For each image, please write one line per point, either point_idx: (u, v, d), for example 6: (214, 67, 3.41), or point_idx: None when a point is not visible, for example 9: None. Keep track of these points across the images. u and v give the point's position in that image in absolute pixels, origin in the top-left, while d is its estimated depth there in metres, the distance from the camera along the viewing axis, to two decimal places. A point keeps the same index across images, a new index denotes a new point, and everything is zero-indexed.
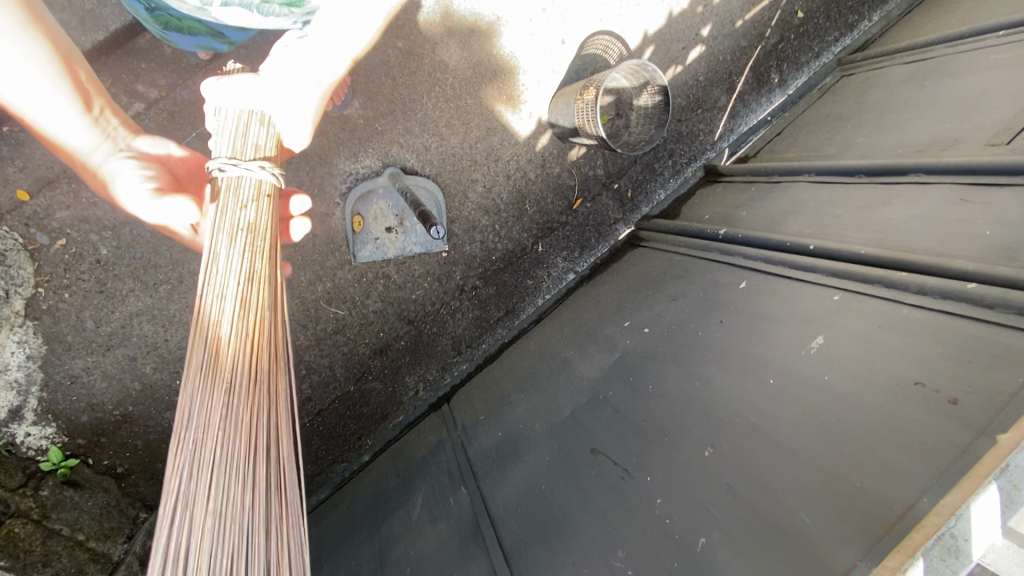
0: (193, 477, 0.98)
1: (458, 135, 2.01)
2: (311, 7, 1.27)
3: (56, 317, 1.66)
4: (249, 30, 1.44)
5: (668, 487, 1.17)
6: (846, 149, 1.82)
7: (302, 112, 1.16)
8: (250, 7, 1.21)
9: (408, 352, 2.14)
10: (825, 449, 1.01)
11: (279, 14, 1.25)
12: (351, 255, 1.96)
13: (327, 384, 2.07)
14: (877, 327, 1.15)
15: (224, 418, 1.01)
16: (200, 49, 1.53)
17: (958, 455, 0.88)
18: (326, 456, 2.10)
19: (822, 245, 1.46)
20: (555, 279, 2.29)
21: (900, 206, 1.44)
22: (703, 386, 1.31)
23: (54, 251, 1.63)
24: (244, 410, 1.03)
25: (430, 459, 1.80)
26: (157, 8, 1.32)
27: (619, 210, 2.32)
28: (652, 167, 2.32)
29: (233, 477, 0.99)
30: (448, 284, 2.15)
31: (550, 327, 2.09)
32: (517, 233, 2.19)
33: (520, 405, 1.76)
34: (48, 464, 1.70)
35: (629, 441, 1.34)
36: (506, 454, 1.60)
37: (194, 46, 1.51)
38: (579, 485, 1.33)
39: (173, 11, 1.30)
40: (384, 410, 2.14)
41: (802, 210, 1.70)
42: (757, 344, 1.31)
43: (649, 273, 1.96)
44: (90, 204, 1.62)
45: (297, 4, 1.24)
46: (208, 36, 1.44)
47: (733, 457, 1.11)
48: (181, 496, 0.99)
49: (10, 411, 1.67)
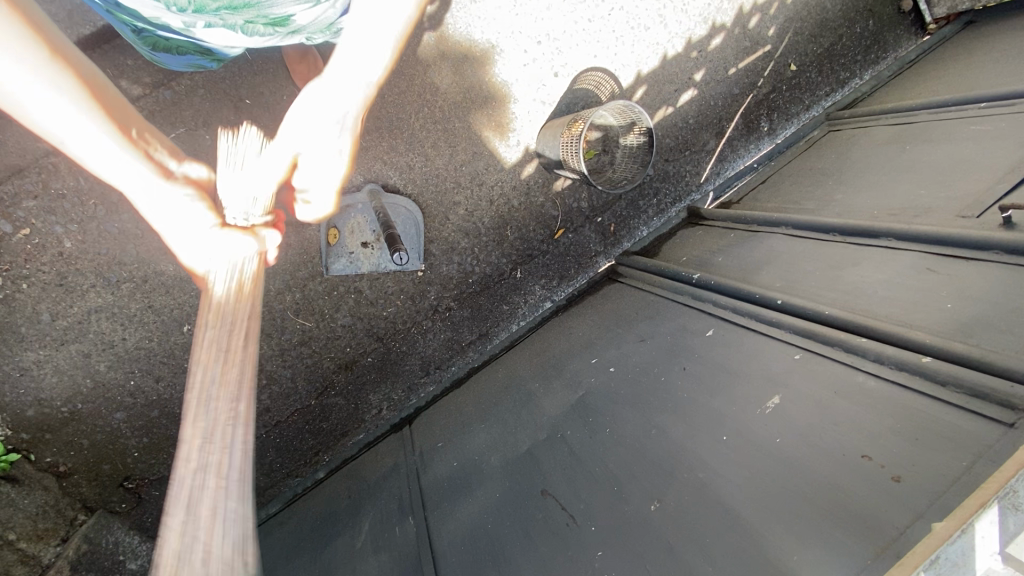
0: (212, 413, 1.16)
1: (442, 157, 1.99)
2: (296, 27, 1.24)
3: (12, 307, 1.62)
4: (234, 51, 1.39)
5: (608, 538, 1.15)
6: (824, 206, 1.84)
7: (325, 181, 1.32)
8: (233, 28, 1.22)
9: (374, 369, 2.13)
10: (767, 516, 0.99)
11: (263, 33, 1.25)
12: (324, 267, 1.93)
13: (288, 397, 2.03)
14: (833, 391, 1.14)
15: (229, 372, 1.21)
16: (187, 66, 1.50)
17: (894, 538, 0.86)
18: (280, 469, 2.07)
19: (789, 300, 1.46)
20: (531, 307, 2.30)
21: (868, 269, 1.44)
22: (657, 435, 1.30)
23: (17, 240, 1.58)
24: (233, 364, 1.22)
25: (383, 483, 1.77)
26: (143, 30, 1.29)
27: (600, 243, 2.33)
28: (636, 204, 2.34)
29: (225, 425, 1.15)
30: (421, 303, 2.14)
31: (520, 356, 2.07)
32: (495, 257, 2.19)
33: (480, 435, 1.73)
34: None
35: (578, 485, 1.31)
36: (458, 486, 1.56)
37: (185, 66, 1.50)
38: (524, 527, 1.30)
39: (159, 32, 1.28)
40: (344, 427, 2.12)
41: (775, 262, 1.71)
42: (714, 396, 1.30)
43: (623, 309, 1.95)
44: (59, 196, 1.59)
45: (282, 24, 1.24)
46: (197, 54, 1.42)
47: (677, 515, 1.10)
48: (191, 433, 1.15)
49: None
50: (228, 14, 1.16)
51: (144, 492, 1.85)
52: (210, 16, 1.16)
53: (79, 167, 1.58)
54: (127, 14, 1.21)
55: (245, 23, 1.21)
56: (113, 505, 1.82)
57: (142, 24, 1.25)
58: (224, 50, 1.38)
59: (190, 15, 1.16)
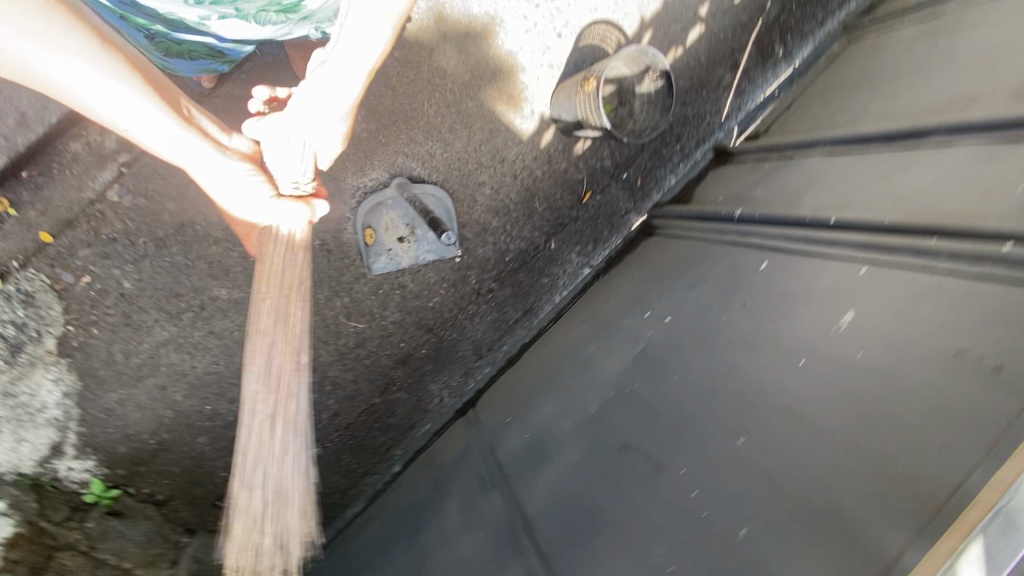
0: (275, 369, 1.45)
1: (461, 140, 1.98)
2: (307, 11, 1.28)
3: (87, 353, 1.67)
4: (247, 48, 1.47)
5: (701, 477, 1.14)
6: (860, 117, 1.76)
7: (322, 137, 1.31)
8: (247, 18, 1.24)
9: (430, 360, 2.18)
10: (865, 428, 0.98)
11: (276, 21, 1.27)
12: (366, 268, 1.95)
13: (353, 397, 2.08)
14: (909, 297, 1.11)
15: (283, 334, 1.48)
16: (200, 70, 1.54)
17: (1007, 426, 0.84)
18: (358, 469, 2.14)
19: (844, 217, 1.42)
20: (571, 275, 2.30)
21: (923, 170, 1.38)
22: (731, 372, 1.28)
23: (80, 288, 1.63)
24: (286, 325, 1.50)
25: (460, 465, 1.81)
26: (157, 36, 1.30)
27: (629, 199, 2.30)
28: (660, 153, 2.29)
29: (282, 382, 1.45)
30: (463, 289, 2.16)
31: (570, 323, 2.08)
32: (528, 231, 2.19)
33: (547, 404, 1.74)
34: (92, 495, 1.74)
35: (657, 433, 1.32)
36: (536, 456, 1.58)
37: (194, 71, 1.53)
38: (612, 481, 1.31)
39: (174, 35, 1.30)
40: (410, 420, 2.19)
41: (820, 183, 1.65)
42: (782, 325, 1.28)
43: (665, 260, 1.93)
44: (111, 240, 1.63)
45: (292, 11, 1.26)
46: (209, 57, 1.47)
47: (767, 443, 1.08)
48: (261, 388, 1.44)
49: (51, 448, 1.69)
50: (243, 3, 1.18)
51: None
52: (226, 8, 1.17)
53: (125, 209, 1.63)
54: (141, 16, 1.21)
55: (257, 11, 1.22)
56: (213, 524, 1.91)
57: (157, 26, 1.26)
58: (239, 49, 1.47)
59: (205, 10, 1.17)
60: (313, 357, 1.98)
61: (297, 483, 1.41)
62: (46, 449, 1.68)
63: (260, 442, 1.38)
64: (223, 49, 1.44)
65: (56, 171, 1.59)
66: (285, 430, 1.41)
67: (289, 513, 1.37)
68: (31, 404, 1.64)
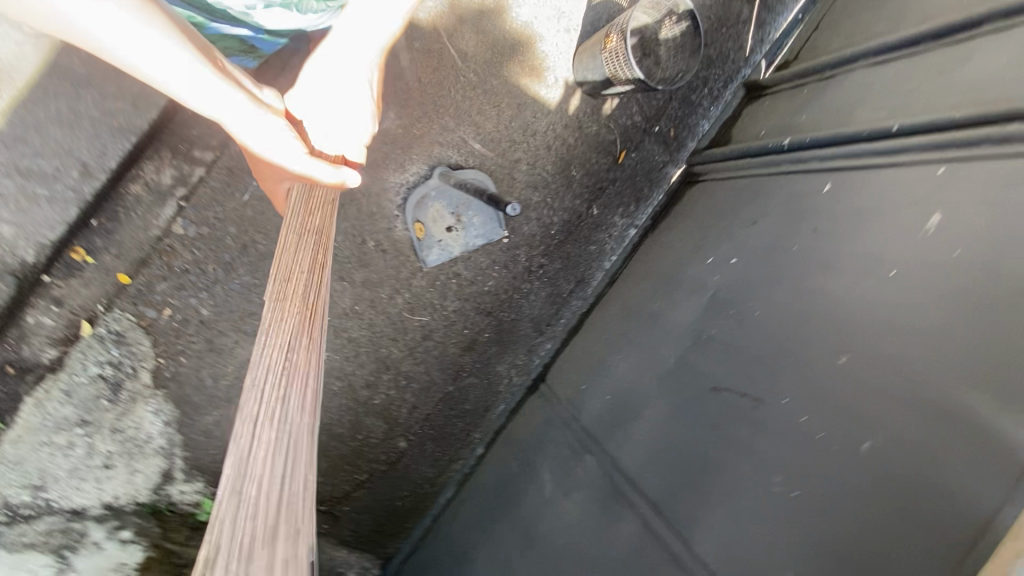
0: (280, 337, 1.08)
1: (492, 120, 1.98)
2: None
3: (180, 381, 1.75)
4: (278, 39, 1.48)
5: (807, 403, 1.13)
6: (901, 19, 1.68)
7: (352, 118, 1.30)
8: (289, 6, 1.30)
9: (494, 342, 2.22)
10: (980, 324, 0.95)
11: (314, 9, 1.35)
12: (421, 261, 2.00)
13: (428, 389, 2.15)
14: (1003, 186, 1.04)
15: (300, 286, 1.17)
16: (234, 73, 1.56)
17: None
18: (443, 457, 2.22)
19: (907, 123, 1.37)
20: (618, 238, 2.29)
21: (987, 56, 1.31)
22: (815, 297, 1.27)
23: (164, 321, 1.71)
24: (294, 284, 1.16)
25: (545, 437, 1.86)
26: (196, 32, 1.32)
27: (664, 152, 2.28)
28: (689, 99, 2.25)
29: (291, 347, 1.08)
30: (515, 268, 2.17)
31: (627, 284, 2.09)
32: (570, 200, 2.18)
33: (621, 364, 1.75)
34: (206, 514, 1.84)
35: (746, 369, 1.32)
36: (623, 414, 1.59)
37: None
38: (708, 423, 1.32)
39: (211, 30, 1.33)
40: (484, 403, 2.25)
41: (870, 96, 1.59)
42: (863, 241, 1.25)
43: (716, 204, 1.90)
44: (183, 271, 1.71)
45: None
46: (241, 53, 1.47)
47: (871, 358, 1.08)
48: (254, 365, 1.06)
49: (162, 474, 1.78)
50: None
51: (338, 509, 2.10)
52: None
53: (191, 240, 1.70)
54: (183, 7, 1.24)
55: None
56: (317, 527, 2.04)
57: (196, 18, 1.28)
58: (270, 41, 1.47)
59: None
60: (384, 356, 2.03)
61: (298, 493, 0.97)
62: (158, 477, 1.77)
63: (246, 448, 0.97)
64: (254, 43, 1.45)
65: (121, 214, 1.65)
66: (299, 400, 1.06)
67: (298, 527, 0.94)
68: (138, 436, 1.73)
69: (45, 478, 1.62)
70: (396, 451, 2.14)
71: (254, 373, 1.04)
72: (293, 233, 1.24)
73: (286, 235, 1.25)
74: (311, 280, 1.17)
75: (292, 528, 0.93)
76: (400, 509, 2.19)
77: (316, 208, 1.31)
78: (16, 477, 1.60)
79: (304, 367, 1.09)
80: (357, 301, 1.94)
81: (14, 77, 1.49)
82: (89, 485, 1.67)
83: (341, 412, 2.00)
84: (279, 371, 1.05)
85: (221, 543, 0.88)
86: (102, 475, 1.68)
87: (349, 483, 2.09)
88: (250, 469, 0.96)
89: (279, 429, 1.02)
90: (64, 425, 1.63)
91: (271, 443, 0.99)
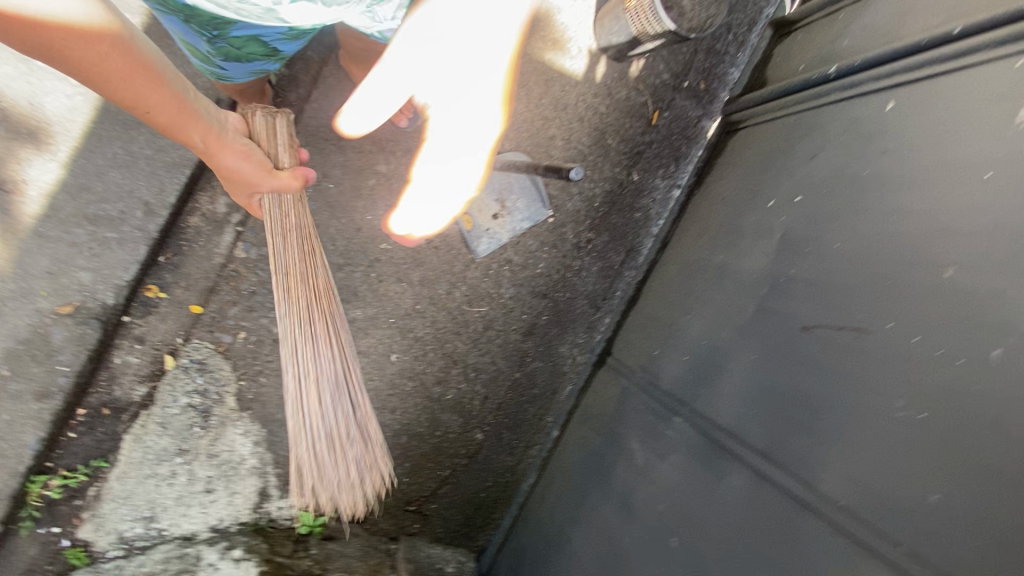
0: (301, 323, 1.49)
1: (522, 100, 1.97)
2: None
3: (263, 401, 1.80)
4: (300, 38, 1.41)
5: (917, 322, 1.09)
6: None
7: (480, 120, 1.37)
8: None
9: (553, 324, 2.21)
10: None
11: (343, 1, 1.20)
12: (472, 252, 2.00)
13: (496, 377, 2.15)
14: None
15: (299, 276, 1.51)
16: (251, 74, 1.50)
17: None
18: (519, 444, 2.23)
19: (970, 22, 1.29)
20: (661, 201, 2.27)
21: None
22: (903, 217, 1.22)
23: (239, 344, 1.75)
24: (301, 270, 1.52)
25: (625, 407, 1.85)
26: (219, 34, 1.28)
27: (697, 106, 2.26)
28: (715, 49, 2.25)
29: (309, 334, 1.49)
30: (565, 246, 2.15)
31: (681, 245, 2.06)
32: (610, 170, 2.16)
33: (694, 322, 1.73)
34: (305, 526, 1.87)
35: (836, 303, 1.28)
36: (707, 371, 1.57)
37: (249, 76, 1.50)
38: (805, 363, 1.28)
39: (235, 28, 1.27)
40: (552, 385, 2.25)
41: (919, 5, 1.51)
42: (946, 149, 1.20)
43: (765, 147, 1.85)
44: (251, 293, 1.74)
45: None
46: (263, 57, 1.42)
47: (982, 266, 1.03)
48: (292, 357, 1.48)
49: (260, 492, 1.82)
50: None
51: (426, 508, 2.12)
52: None
53: (254, 262, 1.74)
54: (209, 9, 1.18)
55: None
56: (409, 528, 2.10)
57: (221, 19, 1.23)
58: (294, 42, 1.41)
59: None
60: (450, 350, 2.05)
61: (353, 418, 1.52)
62: (256, 495, 1.81)
63: (309, 412, 1.46)
64: (277, 46, 1.40)
65: (185, 247, 1.70)
66: (332, 385, 1.50)
67: (342, 448, 1.48)
68: (232, 458, 1.77)
69: (155, 508, 1.68)
70: (474, 443, 2.16)
71: (288, 369, 1.47)
72: (277, 233, 1.51)
73: (274, 239, 1.51)
74: (308, 264, 1.53)
75: (357, 438, 1.51)
76: (485, 500, 2.21)
77: (290, 208, 1.54)
78: (128, 510, 1.67)
79: (330, 330, 1.53)
80: (417, 300, 1.96)
81: (69, 129, 1.53)
82: (195, 510, 1.73)
83: (417, 412, 2.03)
84: (302, 365, 1.48)
85: (310, 471, 1.45)
86: (206, 499, 1.74)
87: (433, 481, 2.11)
88: (319, 446, 1.46)
89: (341, 385, 1.52)
90: (164, 455, 1.69)
91: (337, 395, 1.50)
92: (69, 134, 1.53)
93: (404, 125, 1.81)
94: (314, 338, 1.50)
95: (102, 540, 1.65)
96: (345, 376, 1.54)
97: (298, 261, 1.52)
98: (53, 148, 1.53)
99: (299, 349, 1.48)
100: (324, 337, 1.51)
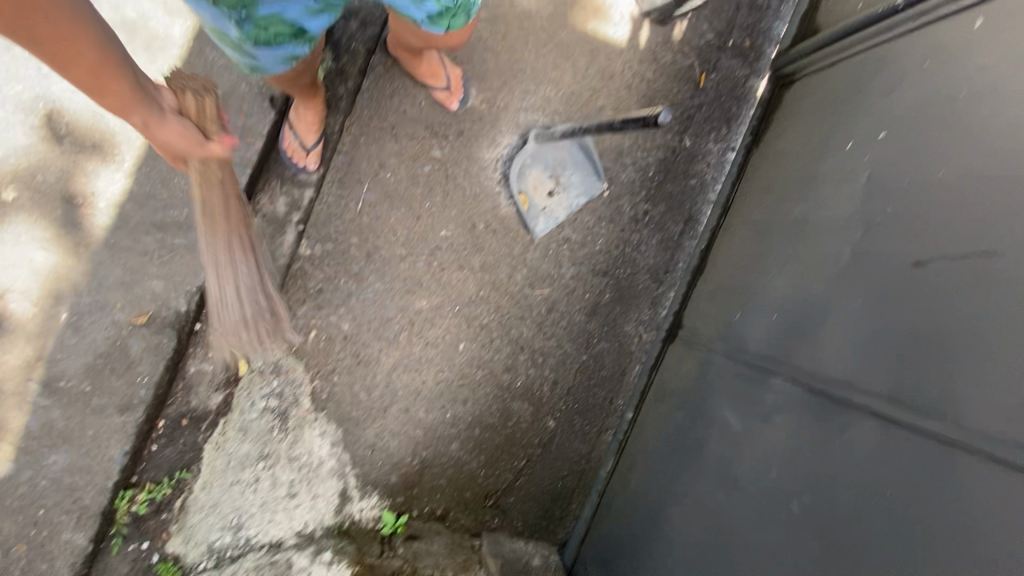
0: (225, 236, 1.31)
1: (569, 73, 1.92)
2: None
3: (337, 400, 1.77)
4: (332, 9, 1.19)
5: None
6: None
7: None
8: None
9: (616, 302, 2.13)
10: None
11: None
12: (530, 233, 1.95)
13: (564, 361, 2.08)
14: None
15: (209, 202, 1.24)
16: (284, 63, 1.27)
17: None
18: (592, 429, 2.13)
19: None
20: (716, 166, 2.19)
21: None
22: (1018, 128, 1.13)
23: (311, 344, 1.73)
24: (219, 206, 1.26)
25: (708, 376, 1.77)
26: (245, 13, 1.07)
27: (744, 64, 2.19)
28: (756, 5, 2.18)
29: (233, 245, 1.34)
30: (622, 220, 2.08)
31: (744, 206, 1.99)
32: (662, 137, 2.10)
33: (777, 279, 1.66)
34: (388, 527, 1.85)
35: (951, 232, 1.20)
36: (802, 325, 1.49)
37: (281, 67, 1.30)
38: (924, 298, 1.19)
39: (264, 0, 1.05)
40: (620, 366, 2.15)
41: None
42: None
43: (830, 91, 1.76)
44: (318, 290, 1.72)
45: None
46: (295, 40, 1.21)
47: None
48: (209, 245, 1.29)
49: (341, 495, 1.79)
50: None
51: (504, 501, 2.04)
52: None
53: (319, 258, 1.72)
54: None
55: None
56: (490, 523, 2.02)
57: None
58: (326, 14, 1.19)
59: None
60: (516, 336, 1.99)
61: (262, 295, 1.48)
62: (337, 498, 1.79)
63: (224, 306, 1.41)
64: (307, 23, 1.18)
65: None
66: (240, 265, 1.38)
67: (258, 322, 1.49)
68: (312, 461, 1.75)
69: (242, 516, 1.67)
70: (547, 432, 2.07)
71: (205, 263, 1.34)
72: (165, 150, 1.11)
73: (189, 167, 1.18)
74: (230, 200, 1.28)
75: (270, 323, 1.51)
76: (563, 490, 2.11)
77: (217, 172, 1.22)
78: (216, 519, 1.66)
79: (242, 241, 1.36)
80: (481, 287, 1.91)
81: (132, 138, 1.53)
82: (280, 515, 1.71)
83: (488, 401, 1.97)
84: (218, 270, 1.35)
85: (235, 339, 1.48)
86: (290, 504, 1.72)
87: (509, 473, 2.04)
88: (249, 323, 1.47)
89: (238, 270, 1.38)
90: (247, 461, 1.68)
91: (235, 288, 1.40)
92: (132, 144, 1.53)
93: (456, 107, 1.78)
94: (232, 245, 1.34)
95: (192, 552, 1.64)
96: (256, 268, 1.46)
97: (213, 199, 1.24)
98: (115, 157, 1.53)
99: (217, 255, 1.33)
100: (241, 244, 1.36)
